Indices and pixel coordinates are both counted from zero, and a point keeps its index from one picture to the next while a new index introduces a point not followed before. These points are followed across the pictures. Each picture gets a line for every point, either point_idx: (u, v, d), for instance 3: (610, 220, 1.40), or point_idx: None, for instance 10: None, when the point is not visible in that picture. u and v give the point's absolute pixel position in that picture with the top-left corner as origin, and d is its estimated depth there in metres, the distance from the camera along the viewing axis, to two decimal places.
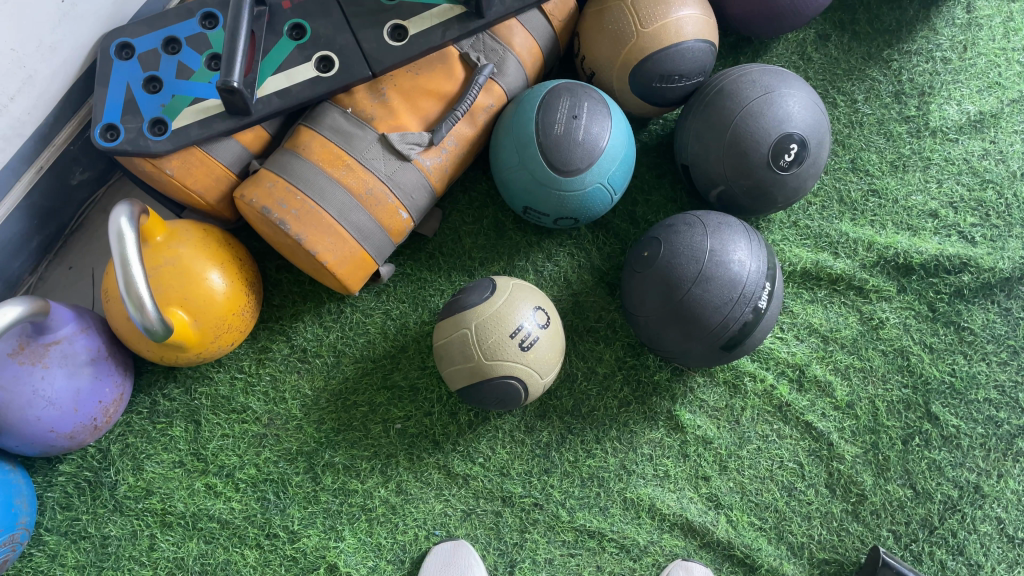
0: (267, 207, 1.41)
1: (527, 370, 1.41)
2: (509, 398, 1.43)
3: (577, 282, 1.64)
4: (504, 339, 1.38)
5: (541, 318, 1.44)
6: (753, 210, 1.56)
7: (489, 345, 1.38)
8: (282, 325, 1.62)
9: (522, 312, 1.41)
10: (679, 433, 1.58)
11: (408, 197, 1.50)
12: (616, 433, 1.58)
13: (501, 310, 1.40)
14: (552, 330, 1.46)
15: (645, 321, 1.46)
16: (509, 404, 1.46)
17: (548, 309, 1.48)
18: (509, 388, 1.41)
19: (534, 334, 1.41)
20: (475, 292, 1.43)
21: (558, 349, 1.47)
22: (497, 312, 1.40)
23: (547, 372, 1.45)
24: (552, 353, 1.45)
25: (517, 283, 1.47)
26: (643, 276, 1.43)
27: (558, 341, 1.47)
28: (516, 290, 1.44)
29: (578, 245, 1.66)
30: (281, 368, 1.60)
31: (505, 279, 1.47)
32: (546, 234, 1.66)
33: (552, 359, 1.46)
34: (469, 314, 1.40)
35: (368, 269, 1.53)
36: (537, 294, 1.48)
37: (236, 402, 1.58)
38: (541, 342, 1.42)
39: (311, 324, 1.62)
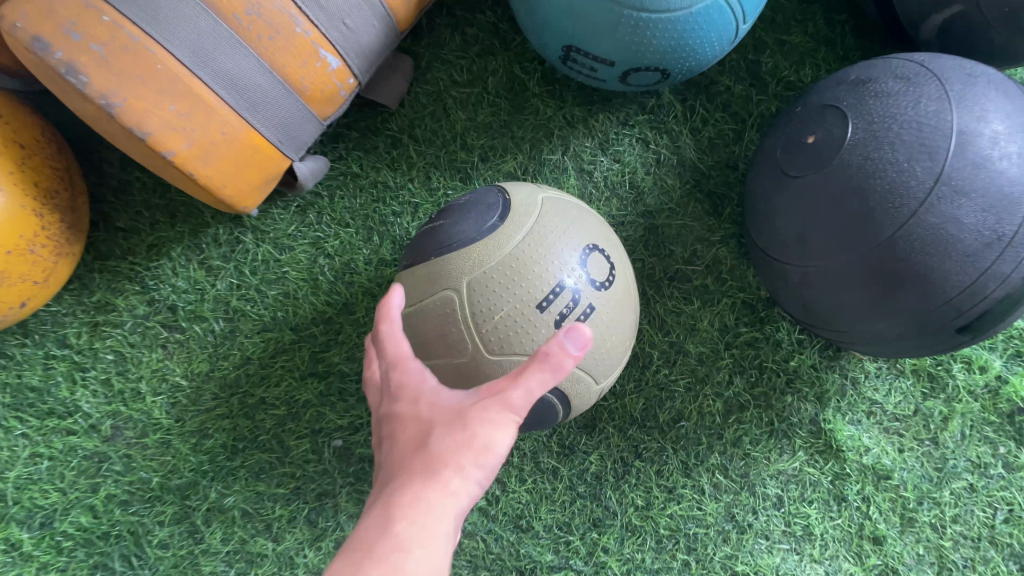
0: (40, 40, 0.66)
1: (573, 374, 0.71)
2: (535, 417, 0.74)
3: (652, 191, 0.92)
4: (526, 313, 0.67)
5: (603, 271, 0.72)
6: (999, 59, 0.82)
7: (494, 324, 0.68)
8: (135, 266, 0.92)
9: (567, 263, 0.70)
10: (831, 461, 0.89)
11: (340, 25, 0.76)
12: (720, 460, 0.90)
13: (521, 254, 0.69)
14: (622, 293, 0.74)
15: (801, 279, 0.75)
16: (534, 426, 0.77)
17: (615, 254, 0.76)
18: (535, 403, 0.72)
19: (588, 303, 0.70)
20: (468, 219, 0.71)
21: (630, 329, 0.76)
22: (512, 258, 0.68)
23: (607, 373, 0.76)
24: (620, 342, 0.74)
25: (552, 203, 0.74)
26: (796, 187, 0.72)
27: (631, 315, 0.76)
28: (552, 218, 0.72)
29: (658, 124, 0.93)
30: (133, 340, 0.92)
31: (529, 194, 0.75)
32: (599, 106, 0.93)
33: (619, 352, 0.75)
34: (458, 261, 0.69)
35: (268, 166, 0.81)
36: (593, 226, 0.76)
37: (54, 400, 0.90)
38: (603, 320, 0.71)
39: (186, 265, 0.92)
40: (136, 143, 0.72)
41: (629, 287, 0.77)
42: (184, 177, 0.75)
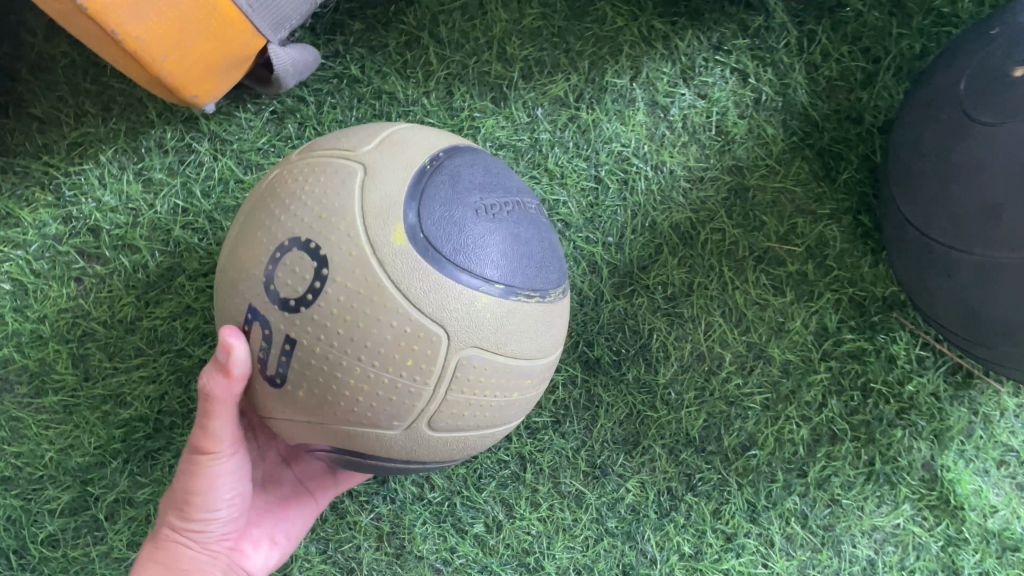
0: None
1: (332, 434, 0.45)
2: (384, 468, 0.48)
3: (746, 141, 0.69)
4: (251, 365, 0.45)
5: (299, 277, 0.42)
6: None
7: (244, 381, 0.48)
8: (48, 170, 0.69)
9: (259, 283, 0.44)
10: (944, 521, 0.68)
11: None
12: (799, 506, 0.68)
13: (227, 290, 0.46)
14: (357, 283, 0.42)
15: (969, 281, 0.52)
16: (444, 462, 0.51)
17: (374, 218, 0.42)
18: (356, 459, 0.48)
19: (286, 336, 0.43)
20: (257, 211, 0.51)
21: (406, 331, 0.42)
22: (225, 296, 0.46)
23: (426, 402, 0.44)
24: (401, 367, 0.42)
25: (290, 176, 0.46)
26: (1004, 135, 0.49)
27: (427, 301, 0.42)
28: (269, 209, 0.46)
29: (763, 53, 0.70)
30: (36, 268, 0.68)
31: (281, 171, 0.48)
32: (687, 21, 0.70)
33: (418, 378, 0.43)
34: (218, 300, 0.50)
35: (230, 41, 0.57)
36: (332, 178, 0.45)
37: None
38: (254, 335, 0.44)
39: (118, 177, 0.69)
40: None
41: (422, 262, 0.42)
42: (101, 36, 0.52)
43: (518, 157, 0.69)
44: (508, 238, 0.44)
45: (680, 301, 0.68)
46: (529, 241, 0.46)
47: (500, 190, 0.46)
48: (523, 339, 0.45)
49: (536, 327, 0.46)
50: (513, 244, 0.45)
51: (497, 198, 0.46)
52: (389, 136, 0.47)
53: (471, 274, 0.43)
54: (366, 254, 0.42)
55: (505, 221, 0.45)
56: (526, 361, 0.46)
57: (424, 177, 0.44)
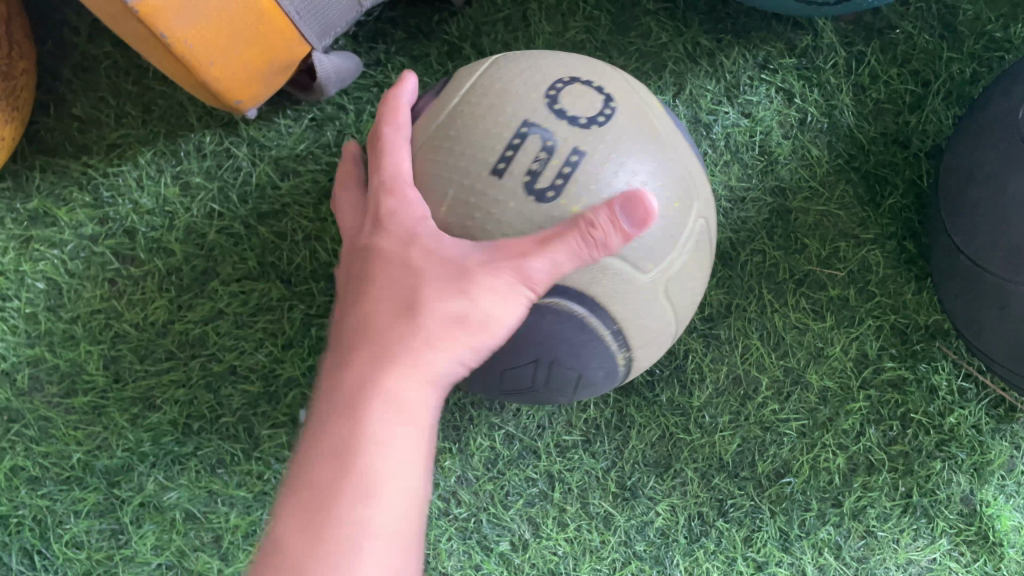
0: None
1: (589, 267, 0.44)
2: (585, 347, 0.46)
3: (790, 161, 0.68)
4: (518, 178, 0.43)
5: (595, 101, 0.44)
6: None
7: (498, 230, 0.43)
8: (86, 170, 0.69)
9: (535, 100, 0.44)
10: (983, 558, 0.66)
11: None
12: (832, 535, 0.66)
13: (467, 115, 0.45)
14: (646, 124, 0.46)
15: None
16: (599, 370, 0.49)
17: (631, 87, 0.47)
18: (558, 330, 0.45)
19: (575, 147, 0.43)
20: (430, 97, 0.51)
21: (670, 173, 0.45)
22: (468, 116, 0.45)
23: (663, 255, 0.45)
24: (675, 206, 0.45)
25: (515, 52, 0.49)
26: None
27: (676, 159, 0.46)
28: (508, 68, 0.47)
29: (809, 73, 0.69)
30: (70, 268, 0.68)
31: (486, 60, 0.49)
32: (733, 38, 0.69)
33: (682, 222, 0.46)
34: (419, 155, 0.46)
35: (277, 46, 0.57)
36: (566, 56, 0.48)
37: None
38: (527, 147, 0.43)
39: (154, 178, 0.69)
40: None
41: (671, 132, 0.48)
42: (150, 39, 0.52)
43: None
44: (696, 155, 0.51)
45: (717, 322, 0.67)
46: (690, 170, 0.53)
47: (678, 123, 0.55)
48: (713, 233, 0.50)
49: (714, 233, 0.51)
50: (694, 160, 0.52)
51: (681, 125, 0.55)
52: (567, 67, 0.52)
53: (697, 156, 0.50)
54: (630, 105, 0.46)
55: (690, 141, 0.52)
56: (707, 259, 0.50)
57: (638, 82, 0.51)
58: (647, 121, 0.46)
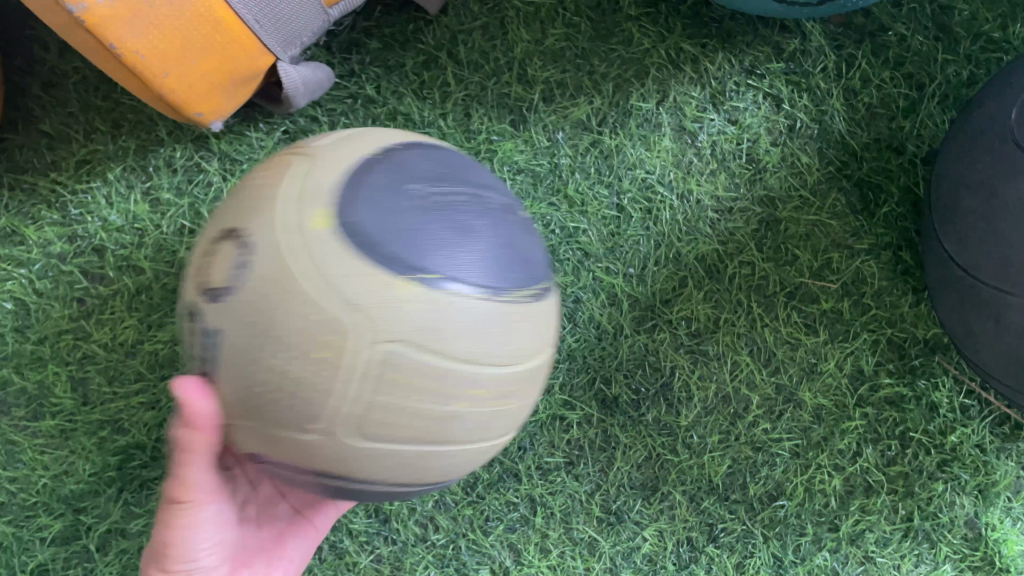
0: None
1: (333, 456, 0.38)
2: (390, 492, 0.41)
3: (778, 170, 0.65)
4: (249, 366, 0.37)
5: (233, 221, 0.37)
6: None
7: (233, 393, 0.38)
8: (55, 187, 0.68)
9: (257, 256, 0.36)
10: None
11: None
12: (829, 561, 0.63)
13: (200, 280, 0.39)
14: (339, 330, 0.35)
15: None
16: (437, 485, 0.43)
17: (386, 213, 0.36)
18: (363, 482, 0.39)
19: (268, 360, 0.36)
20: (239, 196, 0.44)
21: (404, 314, 0.35)
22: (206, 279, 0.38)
23: (445, 392, 0.37)
24: (411, 399, 0.36)
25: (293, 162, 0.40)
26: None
27: (435, 264, 0.36)
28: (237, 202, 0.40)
29: (798, 77, 0.66)
30: (38, 288, 0.67)
31: (249, 178, 0.42)
32: (718, 43, 0.67)
33: (446, 395, 0.37)
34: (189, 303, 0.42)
35: (238, 57, 0.55)
36: (320, 157, 0.40)
37: None
38: (244, 372, 0.37)
39: (123, 194, 0.67)
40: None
41: (429, 221, 0.37)
42: (101, 52, 0.50)
43: (537, 183, 0.66)
44: (494, 203, 0.40)
45: (704, 337, 0.65)
46: (524, 219, 0.42)
47: (492, 203, 0.40)
48: (535, 312, 0.40)
49: (546, 335, 0.41)
50: (495, 222, 0.39)
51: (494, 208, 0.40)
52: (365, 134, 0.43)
53: (491, 281, 0.37)
54: (378, 213, 0.36)
55: (491, 190, 0.41)
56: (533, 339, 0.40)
57: (401, 150, 0.41)
58: (393, 228, 0.36)
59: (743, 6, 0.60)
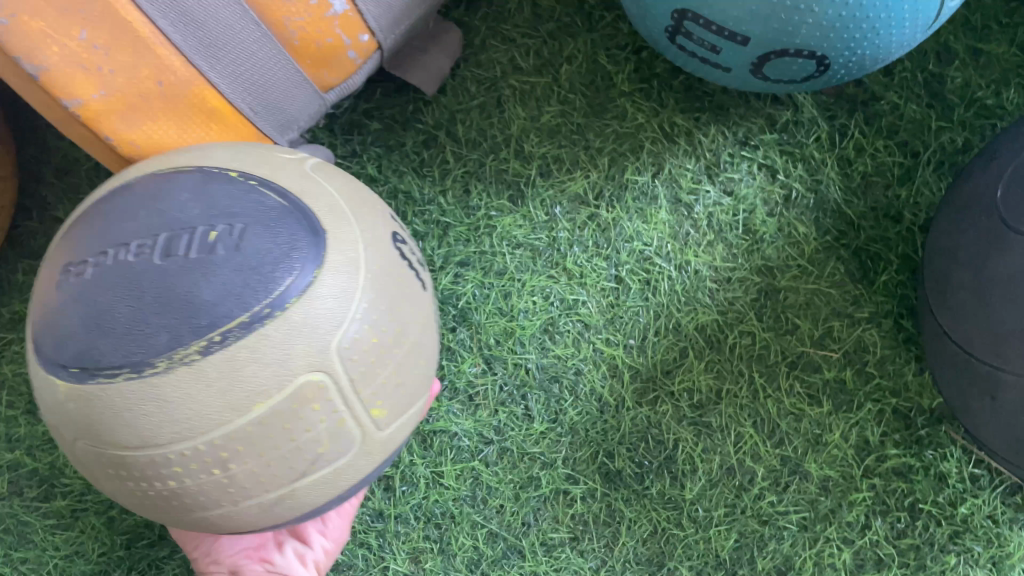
0: None
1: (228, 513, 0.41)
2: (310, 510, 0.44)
3: (775, 240, 0.66)
4: (72, 447, 0.41)
5: (57, 340, 0.39)
6: None
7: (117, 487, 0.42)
8: None
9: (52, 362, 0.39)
10: None
11: None
12: None
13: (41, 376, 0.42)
14: (136, 413, 0.37)
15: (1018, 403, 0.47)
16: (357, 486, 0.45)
17: (152, 280, 0.37)
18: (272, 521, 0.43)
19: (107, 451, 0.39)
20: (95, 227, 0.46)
21: (157, 385, 0.37)
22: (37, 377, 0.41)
23: (236, 440, 0.38)
24: (235, 455, 0.38)
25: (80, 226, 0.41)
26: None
27: (167, 330, 0.37)
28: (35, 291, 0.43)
29: (792, 148, 0.67)
30: None
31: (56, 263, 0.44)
32: (712, 115, 0.68)
33: (274, 446, 0.39)
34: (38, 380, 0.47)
35: None
36: (76, 231, 0.40)
37: None
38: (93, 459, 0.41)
39: None
40: (25, 82, 0.48)
41: (163, 279, 0.37)
42: (99, 142, 0.52)
43: (535, 257, 0.67)
44: (245, 219, 0.39)
45: (707, 409, 0.64)
46: (299, 209, 0.40)
47: (270, 212, 0.39)
48: (333, 327, 0.39)
49: (383, 318, 0.41)
50: (240, 252, 0.38)
51: (264, 219, 0.39)
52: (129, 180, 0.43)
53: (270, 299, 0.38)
54: (94, 293, 0.37)
55: (233, 203, 0.39)
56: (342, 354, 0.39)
57: (150, 188, 0.40)
58: (111, 307, 0.37)
59: (731, 83, 0.61)
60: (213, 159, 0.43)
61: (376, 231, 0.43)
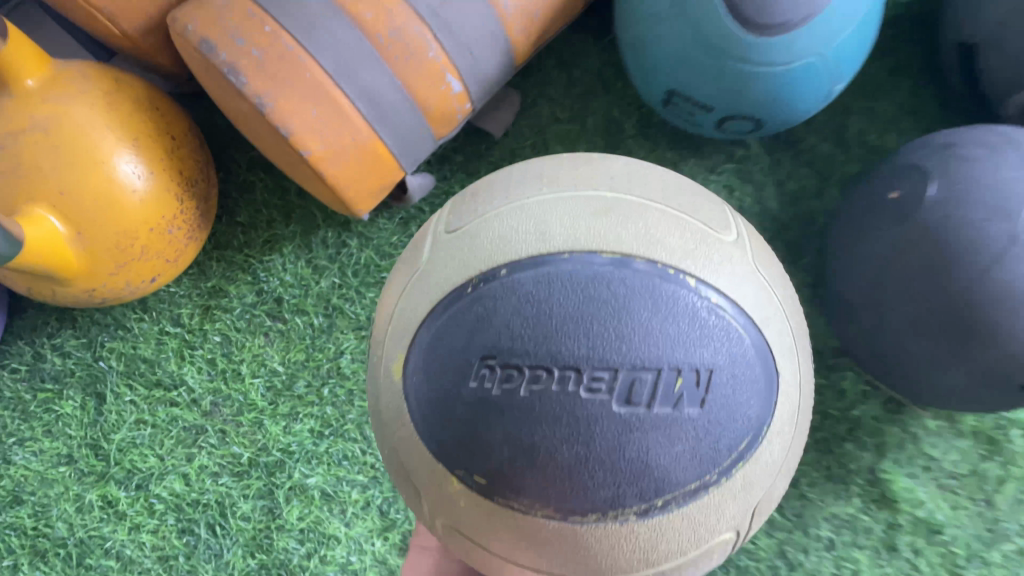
0: (208, 40, 0.78)
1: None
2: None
3: None
4: (463, 503, 0.52)
5: (506, 431, 0.48)
6: None
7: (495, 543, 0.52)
8: (247, 258, 1.01)
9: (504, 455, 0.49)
10: (885, 510, 0.92)
11: (467, 54, 0.85)
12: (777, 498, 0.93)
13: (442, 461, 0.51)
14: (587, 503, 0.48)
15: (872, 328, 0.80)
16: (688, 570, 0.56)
17: (638, 414, 0.47)
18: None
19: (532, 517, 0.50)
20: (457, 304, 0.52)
21: (584, 533, 0.49)
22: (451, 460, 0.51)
23: (664, 534, 0.50)
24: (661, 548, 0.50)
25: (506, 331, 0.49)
26: (923, 227, 0.75)
27: (624, 469, 0.48)
28: (423, 305, 0.53)
29: (745, 175, 0.99)
30: (238, 327, 1.00)
31: (448, 343, 0.51)
32: (690, 153, 1.00)
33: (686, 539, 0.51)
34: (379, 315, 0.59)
35: (386, 175, 0.89)
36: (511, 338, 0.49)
37: (164, 372, 1.00)
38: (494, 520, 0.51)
39: (293, 261, 1.01)
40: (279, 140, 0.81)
41: (616, 438, 0.47)
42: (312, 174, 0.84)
43: None
44: (700, 364, 0.48)
45: None
46: (739, 353, 0.50)
47: (719, 350, 0.49)
48: (745, 465, 0.50)
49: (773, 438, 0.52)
50: (675, 431, 0.48)
51: (711, 356, 0.49)
52: (538, 254, 0.51)
53: (716, 433, 0.49)
54: (561, 408, 0.47)
55: (700, 347, 0.49)
56: (739, 517, 0.53)
57: (605, 311, 0.48)
58: (551, 451, 0.48)
59: (703, 130, 0.95)
60: (658, 249, 0.51)
61: (790, 376, 0.53)
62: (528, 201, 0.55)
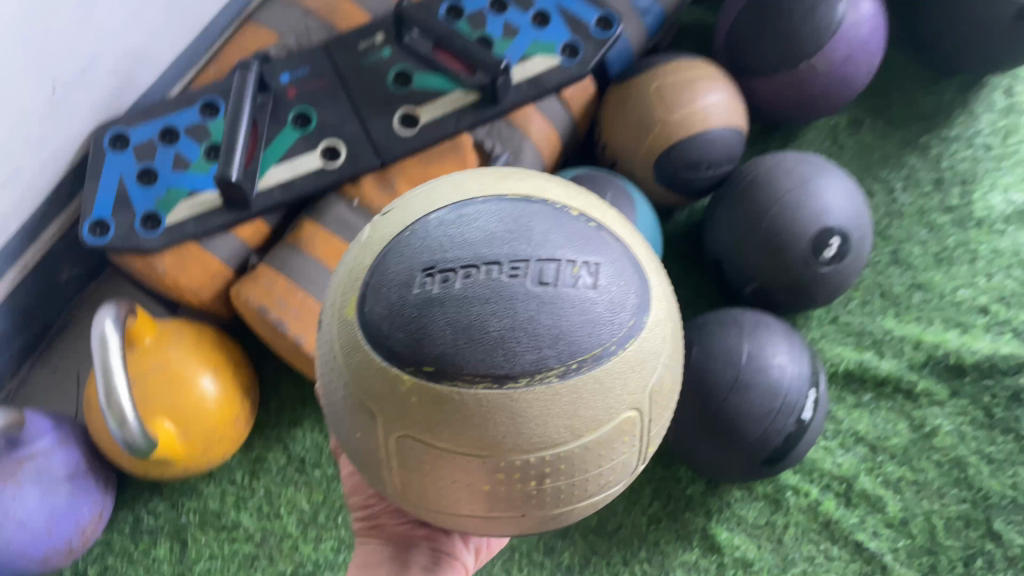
0: (265, 306, 1.28)
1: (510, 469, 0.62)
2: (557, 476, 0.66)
3: None
4: (407, 408, 0.61)
5: (436, 307, 0.60)
6: (789, 307, 1.45)
7: (423, 449, 0.62)
8: (279, 433, 1.50)
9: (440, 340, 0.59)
10: (714, 554, 1.41)
11: None
12: (646, 555, 1.41)
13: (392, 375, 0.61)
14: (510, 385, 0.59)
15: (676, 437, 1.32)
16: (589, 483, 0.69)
17: (541, 299, 0.59)
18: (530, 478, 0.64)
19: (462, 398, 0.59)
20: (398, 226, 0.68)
21: (518, 399, 0.59)
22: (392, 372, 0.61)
23: (571, 409, 0.60)
24: (576, 429, 0.61)
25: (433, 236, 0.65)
26: (688, 377, 1.27)
27: (540, 343, 0.59)
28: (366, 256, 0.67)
29: None
30: (276, 481, 1.47)
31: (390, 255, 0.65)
32: None
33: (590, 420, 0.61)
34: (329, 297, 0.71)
35: None
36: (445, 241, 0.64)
37: (226, 518, 1.45)
38: (427, 415, 0.60)
39: (310, 432, 1.50)
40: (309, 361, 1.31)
41: (531, 314, 0.59)
42: None
43: None
44: (591, 260, 0.63)
45: None
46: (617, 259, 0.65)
47: (601, 255, 0.63)
48: (634, 350, 0.63)
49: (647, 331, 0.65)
50: (583, 301, 0.60)
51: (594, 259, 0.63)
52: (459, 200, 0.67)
53: (610, 313, 0.62)
54: (480, 298, 0.59)
55: (587, 250, 0.63)
56: (637, 394, 0.63)
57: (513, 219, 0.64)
58: (484, 323, 0.58)
59: None
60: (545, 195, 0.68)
61: (658, 288, 0.67)
62: (449, 179, 0.73)
